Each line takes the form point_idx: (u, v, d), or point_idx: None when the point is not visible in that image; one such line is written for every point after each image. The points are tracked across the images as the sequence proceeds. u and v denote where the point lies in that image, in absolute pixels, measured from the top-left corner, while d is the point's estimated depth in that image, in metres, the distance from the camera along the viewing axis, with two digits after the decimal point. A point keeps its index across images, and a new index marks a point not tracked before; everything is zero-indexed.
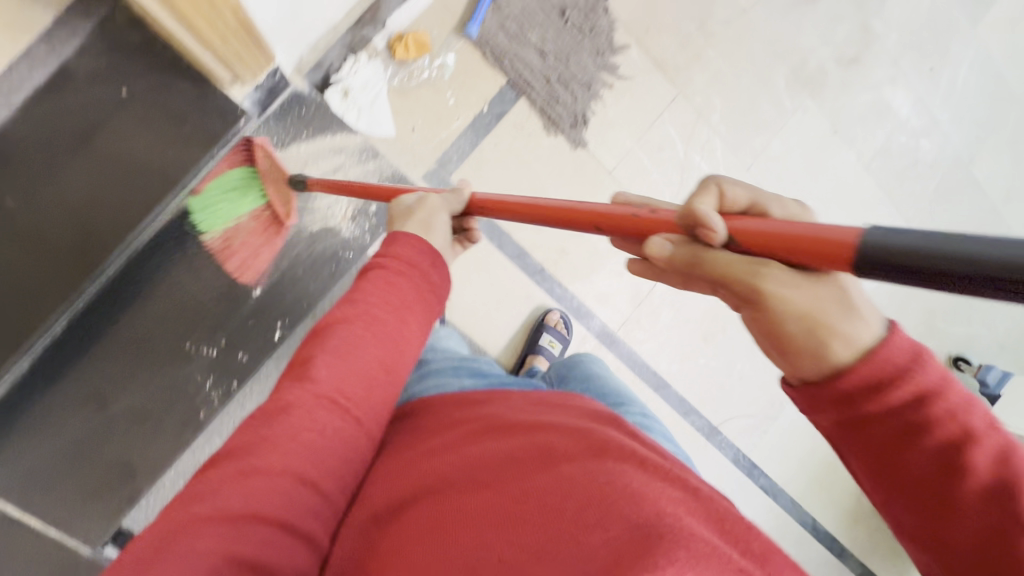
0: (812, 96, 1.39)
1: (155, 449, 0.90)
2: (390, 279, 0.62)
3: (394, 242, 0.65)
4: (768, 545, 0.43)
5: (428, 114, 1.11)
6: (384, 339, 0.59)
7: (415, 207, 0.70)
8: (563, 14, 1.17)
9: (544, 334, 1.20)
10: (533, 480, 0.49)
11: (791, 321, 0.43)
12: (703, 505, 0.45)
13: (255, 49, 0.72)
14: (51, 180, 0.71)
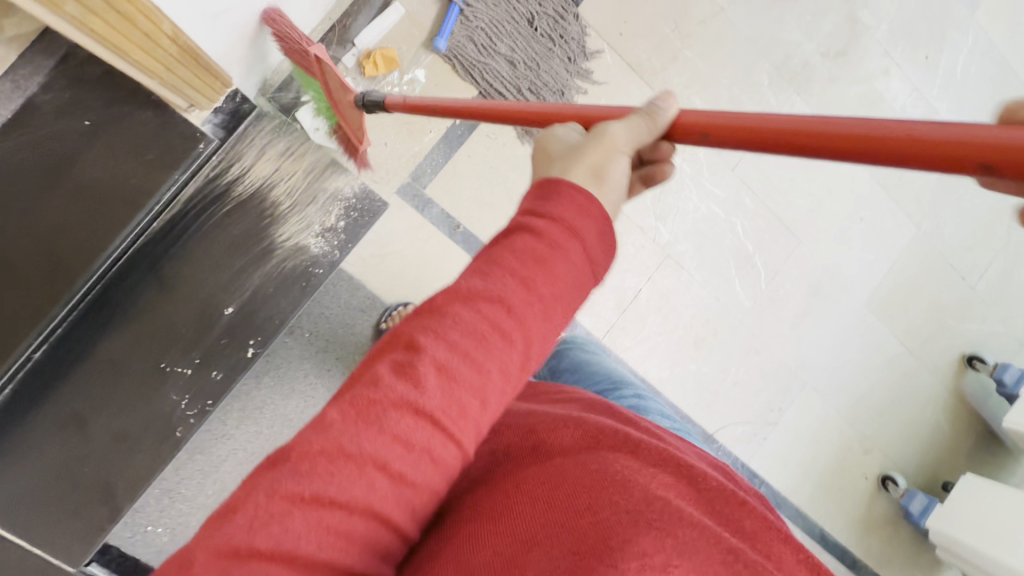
0: (799, 92, 1.35)
1: (134, 467, 0.93)
2: (537, 254, 0.46)
3: (553, 195, 0.47)
4: (743, 520, 0.48)
5: (399, 129, 1.12)
6: (514, 339, 0.44)
7: (583, 142, 0.52)
8: (532, 23, 1.18)
9: None
10: (526, 472, 0.50)
11: None
12: (688, 488, 0.49)
13: (205, 74, 0.73)
14: (20, 210, 0.74)
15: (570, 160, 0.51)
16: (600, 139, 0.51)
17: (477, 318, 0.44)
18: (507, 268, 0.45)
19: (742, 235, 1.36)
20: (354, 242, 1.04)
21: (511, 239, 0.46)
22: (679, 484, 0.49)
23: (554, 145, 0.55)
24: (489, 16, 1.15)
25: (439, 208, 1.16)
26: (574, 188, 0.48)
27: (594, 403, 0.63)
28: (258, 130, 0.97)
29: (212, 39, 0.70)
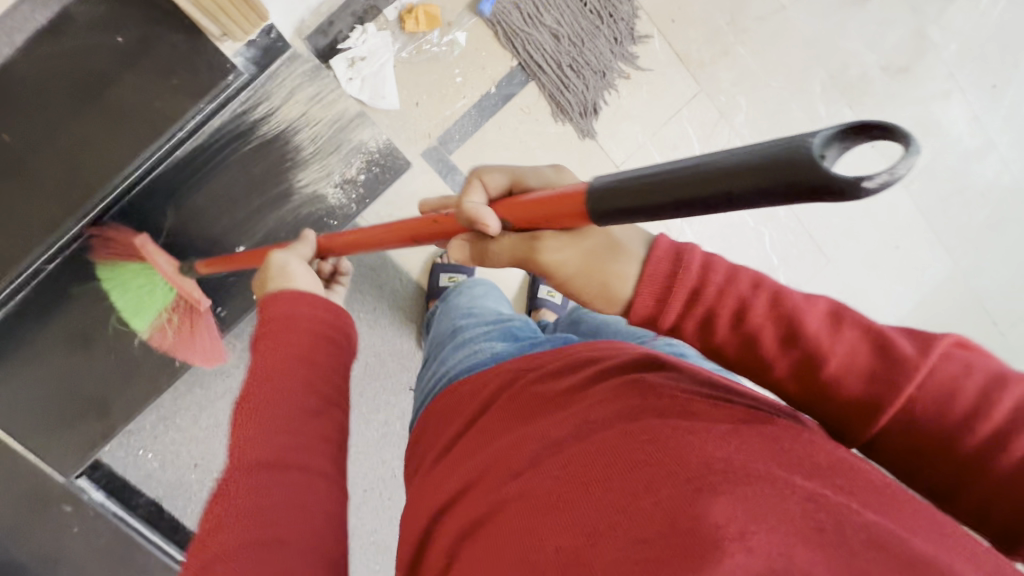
0: (851, 105, 1.29)
1: (133, 392, 0.95)
2: (279, 339, 0.62)
3: (272, 304, 0.65)
4: (833, 461, 0.42)
5: (433, 90, 1.09)
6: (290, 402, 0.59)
7: (265, 271, 0.73)
8: None
9: (541, 285, 1.17)
10: (567, 453, 0.47)
11: (565, 269, 0.50)
12: (754, 436, 0.43)
13: (242, 1, 0.73)
14: (55, 121, 0.76)
15: (277, 281, 0.70)
16: (274, 260, 0.73)
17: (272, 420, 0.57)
18: (262, 369, 0.61)
19: (768, 247, 1.32)
20: (372, 198, 1.01)
21: (258, 349, 0.62)
22: (740, 432, 0.43)
23: (264, 275, 0.73)
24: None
25: (463, 175, 1.13)
26: (287, 295, 0.66)
27: (636, 355, 0.58)
28: (286, 73, 0.95)
29: None
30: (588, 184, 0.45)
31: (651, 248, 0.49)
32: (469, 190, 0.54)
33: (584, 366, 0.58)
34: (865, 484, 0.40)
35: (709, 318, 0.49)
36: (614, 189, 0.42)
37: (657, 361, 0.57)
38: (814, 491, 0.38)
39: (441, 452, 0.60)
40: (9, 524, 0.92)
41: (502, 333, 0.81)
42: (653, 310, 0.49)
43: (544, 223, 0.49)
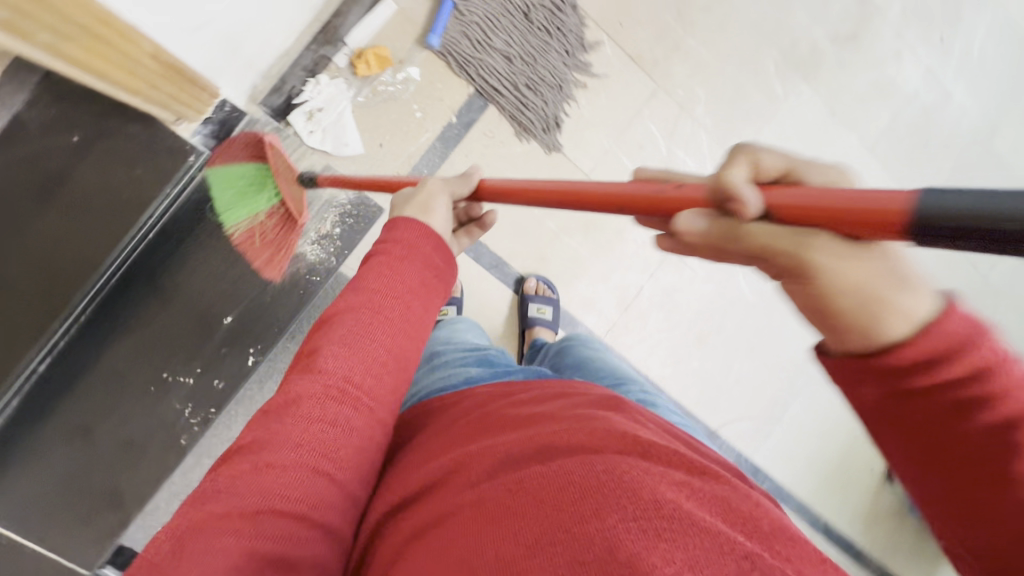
0: (807, 80, 1.31)
1: (143, 474, 0.95)
2: (394, 263, 0.57)
3: (397, 227, 0.60)
4: (777, 522, 0.43)
5: (394, 130, 1.10)
6: (390, 329, 0.54)
7: (414, 192, 0.66)
8: (528, 15, 1.14)
9: (531, 304, 1.17)
10: (527, 471, 0.46)
11: (841, 297, 0.37)
12: (707, 491, 0.43)
13: (191, 86, 0.72)
14: (22, 229, 0.75)
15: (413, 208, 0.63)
16: (424, 187, 0.65)
17: (358, 320, 0.53)
18: (369, 292, 0.55)
19: None
20: (350, 249, 1.07)
21: (371, 264, 0.58)
22: (695, 484, 0.43)
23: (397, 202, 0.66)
24: (483, 10, 1.12)
25: None
26: (409, 224, 0.60)
27: (604, 400, 0.58)
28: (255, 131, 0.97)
29: (193, 49, 0.69)
30: (914, 195, 0.34)
31: (949, 304, 0.37)
32: (732, 163, 0.41)
33: (556, 404, 0.57)
34: (803, 550, 0.41)
35: (967, 400, 0.39)
36: (937, 212, 0.33)
37: (625, 410, 0.57)
38: (757, 549, 0.38)
39: (405, 461, 0.58)
40: None
41: (483, 359, 0.82)
42: (900, 368, 0.38)
43: (822, 224, 0.37)
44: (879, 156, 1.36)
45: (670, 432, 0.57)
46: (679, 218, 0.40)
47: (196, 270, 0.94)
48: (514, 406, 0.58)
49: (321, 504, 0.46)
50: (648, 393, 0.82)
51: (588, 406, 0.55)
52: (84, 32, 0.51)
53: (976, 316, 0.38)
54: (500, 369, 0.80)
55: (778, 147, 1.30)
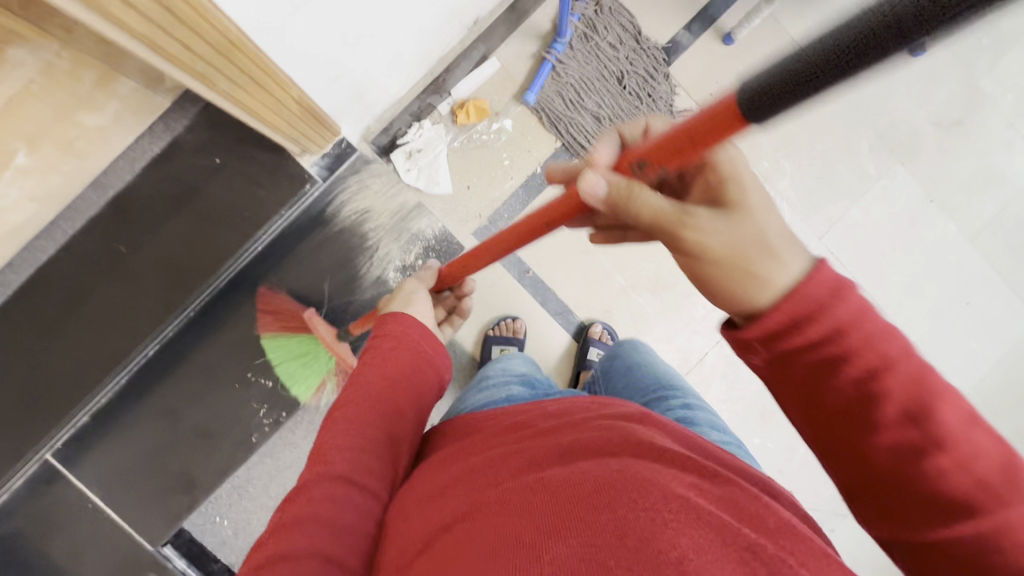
0: (903, 162, 1.27)
1: (213, 463, 1.03)
2: (386, 351, 0.69)
3: (387, 322, 0.73)
4: (789, 525, 0.42)
5: (483, 174, 1.17)
6: (378, 416, 0.63)
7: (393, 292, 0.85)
8: (622, 81, 1.19)
9: (590, 348, 1.18)
10: (548, 470, 0.46)
11: (716, 241, 0.47)
12: (717, 491, 0.43)
13: (319, 125, 0.81)
14: (155, 235, 0.89)
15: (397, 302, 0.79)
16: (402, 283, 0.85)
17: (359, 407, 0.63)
18: (373, 363, 0.68)
19: None
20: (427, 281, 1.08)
21: (364, 363, 0.69)
22: (705, 483, 0.44)
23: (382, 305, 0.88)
24: (578, 73, 1.18)
25: (511, 252, 1.19)
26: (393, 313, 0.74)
27: (623, 413, 0.58)
28: (362, 170, 1.06)
29: (327, 97, 0.78)
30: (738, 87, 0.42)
31: (818, 261, 0.44)
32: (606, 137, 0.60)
33: (579, 416, 0.57)
34: (806, 543, 0.41)
35: (833, 362, 0.43)
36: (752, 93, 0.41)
37: (648, 421, 0.56)
38: (759, 539, 0.38)
39: (439, 461, 0.59)
40: None
41: (524, 380, 0.88)
42: (778, 328, 0.44)
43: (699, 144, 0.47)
44: (979, 247, 1.29)
45: (687, 439, 0.55)
46: (585, 181, 0.52)
47: (290, 282, 1.03)
48: (546, 418, 0.59)
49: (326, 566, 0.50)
50: (690, 407, 0.80)
51: (608, 417, 0.56)
52: (251, 83, 0.60)
53: (843, 280, 0.44)
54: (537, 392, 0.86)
55: (865, 228, 1.26)
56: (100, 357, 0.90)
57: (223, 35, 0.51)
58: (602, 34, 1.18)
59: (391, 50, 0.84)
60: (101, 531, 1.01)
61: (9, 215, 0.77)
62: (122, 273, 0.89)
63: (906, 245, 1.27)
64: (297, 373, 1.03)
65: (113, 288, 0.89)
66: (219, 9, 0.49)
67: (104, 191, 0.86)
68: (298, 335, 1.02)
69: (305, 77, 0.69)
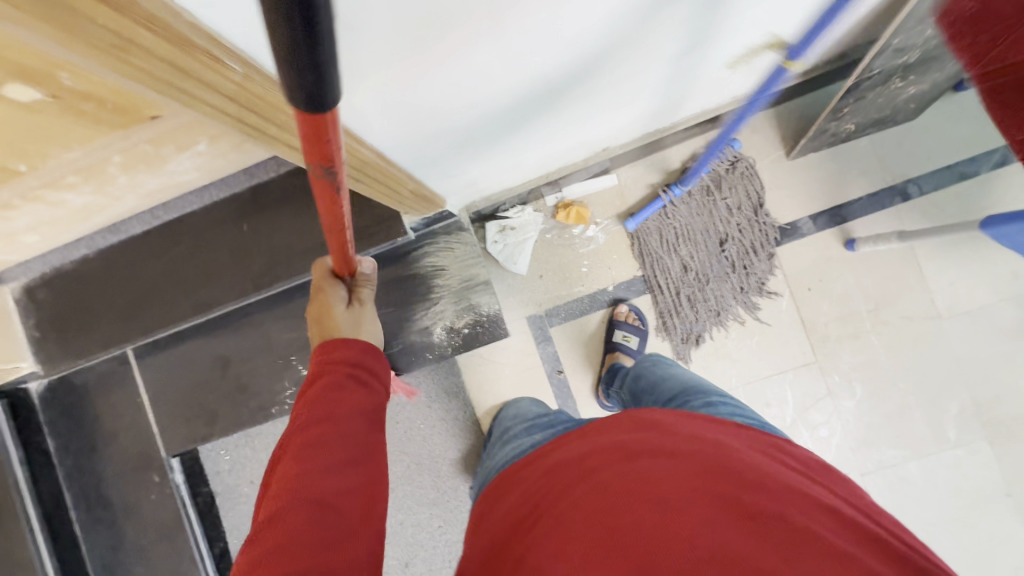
0: (991, 442, 1.15)
1: (235, 413, 1.19)
2: (334, 360, 0.70)
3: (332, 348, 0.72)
4: (794, 485, 0.47)
5: (558, 271, 1.24)
6: (336, 412, 0.63)
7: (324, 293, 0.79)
8: (722, 245, 1.20)
9: (617, 329, 1.20)
10: (569, 496, 0.50)
11: None
12: (716, 466, 0.48)
13: (426, 202, 0.91)
14: (272, 225, 1.05)
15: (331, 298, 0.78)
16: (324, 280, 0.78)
17: (312, 408, 0.63)
18: (326, 369, 0.69)
19: None
20: (467, 349, 1.15)
21: (307, 387, 0.67)
22: (700, 460, 0.49)
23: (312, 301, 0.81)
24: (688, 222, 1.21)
25: (554, 348, 1.25)
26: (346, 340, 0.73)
27: (632, 417, 0.61)
28: (453, 235, 1.13)
29: (441, 184, 0.89)
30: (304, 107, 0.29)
31: None
32: None
33: (597, 430, 0.61)
34: (811, 500, 0.46)
35: None
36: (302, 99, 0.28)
37: (646, 420, 0.59)
38: (773, 507, 0.44)
39: (504, 494, 0.62)
40: (116, 473, 1.21)
41: (544, 424, 0.87)
42: None
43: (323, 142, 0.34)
44: None
45: (689, 421, 0.58)
46: None
47: None
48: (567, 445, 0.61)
49: (323, 554, 0.52)
50: (711, 403, 0.76)
51: (618, 426, 0.59)
52: (376, 181, 0.71)
53: None
54: (556, 429, 0.84)
55: (917, 489, 1.17)
56: (192, 302, 1.07)
57: (361, 157, 0.61)
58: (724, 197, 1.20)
59: (514, 158, 0.93)
60: (136, 423, 1.21)
61: (178, 175, 0.95)
62: (232, 244, 1.07)
63: (957, 527, 1.16)
64: None
65: (222, 252, 1.07)
66: (357, 140, 0.58)
67: (251, 178, 1.05)
68: None
69: (425, 172, 0.80)
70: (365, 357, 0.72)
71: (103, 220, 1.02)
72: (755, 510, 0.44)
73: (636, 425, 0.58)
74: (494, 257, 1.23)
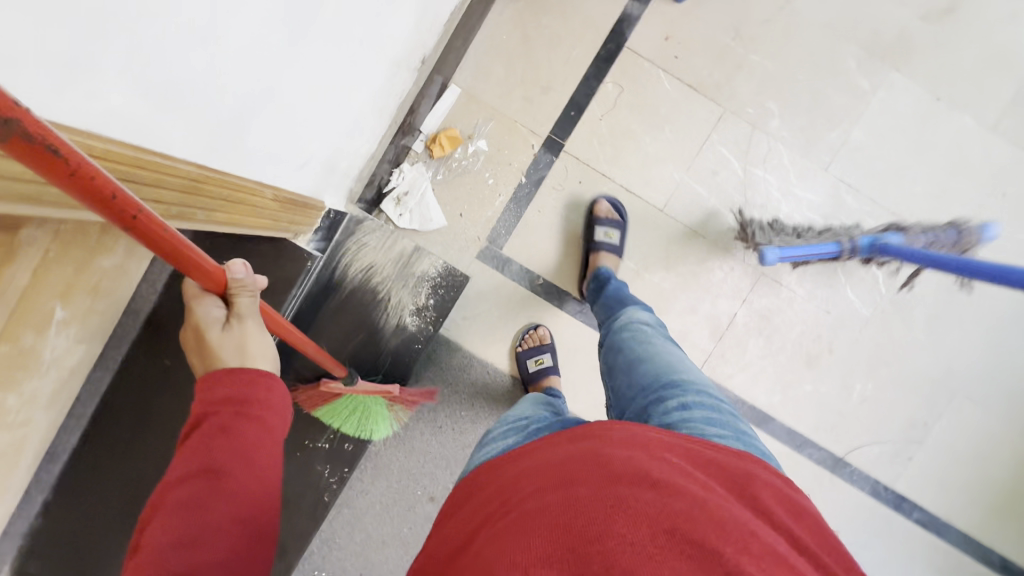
0: (898, 67, 1.20)
1: (295, 528, 1.09)
2: (217, 390, 0.61)
3: (210, 382, 0.62)
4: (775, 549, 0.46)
5: (472, 199, 1.21)
6: (231, 455, 0.57)
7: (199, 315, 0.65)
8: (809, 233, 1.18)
9: (599, 228, 1.17)
10: (543, 499, 0.52)
11: None
12: (701, 511, 0.48)
13: (303, 209, 0.86)
14: None
15: (206, 320, 0.65)
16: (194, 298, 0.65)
17: (193, 457, 0.56)
18: (210, 404, 0.61)
19: (849, 237, 1.22)
20: (444, 316, 1.10)
21: (187, 437, 0.59)
22: (690, 508, 0.48)
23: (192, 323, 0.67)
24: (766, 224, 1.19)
25: (517, 263, 1.22)
26: (234, 372, 0.62)
27: (621, 432, 0.62)
28: (356, 230, 1.07)
29: (300, 182, 0.83)
30: None
31: None
32: None
33: (582, 440, 0.61)
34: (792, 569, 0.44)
35: None
36: None
37: (651, 447, 0.59)
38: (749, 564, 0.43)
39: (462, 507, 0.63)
40: None
41: (521, 428, 0.85)
42: None
43: None
44: (1004, 134, 1.21)
45: (679, 451, 0.59)
46: None
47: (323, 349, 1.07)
48: (556, 448, 0.62)
49: None
50: (687, 408, 0.72)
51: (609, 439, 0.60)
52: (225, 201, 0.64)
53: None
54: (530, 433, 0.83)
55: (872, 147, 1.21)
56: None
57: (183, 177, 0.54)
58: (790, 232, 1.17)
59: (348, 116, 0.87)
60: None
61: (63, 361, 0.85)
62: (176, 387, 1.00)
63: (921, 152, 1.21)
64: (352, 427, 1.10)
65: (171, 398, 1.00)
66: (168, 158, 0.52)
67: (136, 316, 0.97)
68: (318, 405, 1.06)
69: (270, 175, 0.74)
70: (246, 386, 0.62)
71: (34, 458, 0.91)
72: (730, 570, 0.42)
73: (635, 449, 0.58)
74: (412, 227, 1.19)
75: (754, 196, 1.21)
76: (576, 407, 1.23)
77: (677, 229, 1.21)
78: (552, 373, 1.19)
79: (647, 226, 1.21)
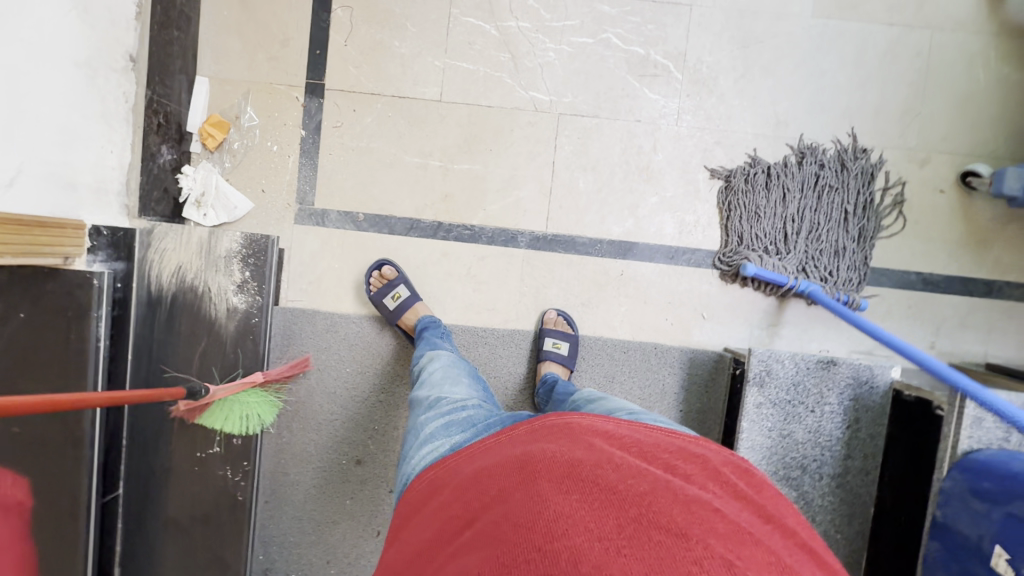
0: None
1: (227, 535, 1.13)
2: None
3: None
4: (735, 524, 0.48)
5: (266, 172, 1.21)
6: None
7: None
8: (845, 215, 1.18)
9: (547, 339, 1.17)
10: (508, 504, 0.52)
11: None
12: (667, 495, 0.50)
13: (46, 228, 0.88)
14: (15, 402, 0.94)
15: None
16: None
17: None
18: None
19: (624, 43, 1.20)
20: (267, 283, 1.10)
21: None
22: (655, 495, 0.50)
23: None
24: (833, 160, 1.19)
25: (335, 211, 1.23)
26: None
27: (583, 427, 0.64)
28: (150, 239, 1.09)
29: (23, 203, 0.85)
30: None
31: None
32: None
33: (538, 439, 0.63)
34: (749, 544, 0.47)
35: None
36: None
37: (609, 438, 0.61)
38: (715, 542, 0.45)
39: (415, 518, 0.61)
40: None
41: (464, 423, 0.80)
42: None
43: None
44: None
45: (640, 445, 0.61)
46: None
47: (172, 360, 1.09)
48: (512, 448, 0.63)
49: None
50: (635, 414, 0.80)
51: (568, 435, 0.62)
52: None
53: None
54: (478, 430, 0.77)
55: None
56: (55, 513, 0.99)
57: None
58: (869, 146, 1.19)
59: (52, 129, 0.89)
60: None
61: None
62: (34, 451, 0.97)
63: None
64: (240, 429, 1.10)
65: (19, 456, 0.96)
66: None
67: None
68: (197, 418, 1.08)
69: None
70: None
71: None
72: (693, 544, 0.45)
73: (598, 442, 0.60)
74: (221, 219, 1.21)
75: (518, 47, 1.20)
76: (449, 317, 1.23)
77: (462, 111, 1.21)
78: (414, 302, 1.18)
79: (435, 122, 1.21)
